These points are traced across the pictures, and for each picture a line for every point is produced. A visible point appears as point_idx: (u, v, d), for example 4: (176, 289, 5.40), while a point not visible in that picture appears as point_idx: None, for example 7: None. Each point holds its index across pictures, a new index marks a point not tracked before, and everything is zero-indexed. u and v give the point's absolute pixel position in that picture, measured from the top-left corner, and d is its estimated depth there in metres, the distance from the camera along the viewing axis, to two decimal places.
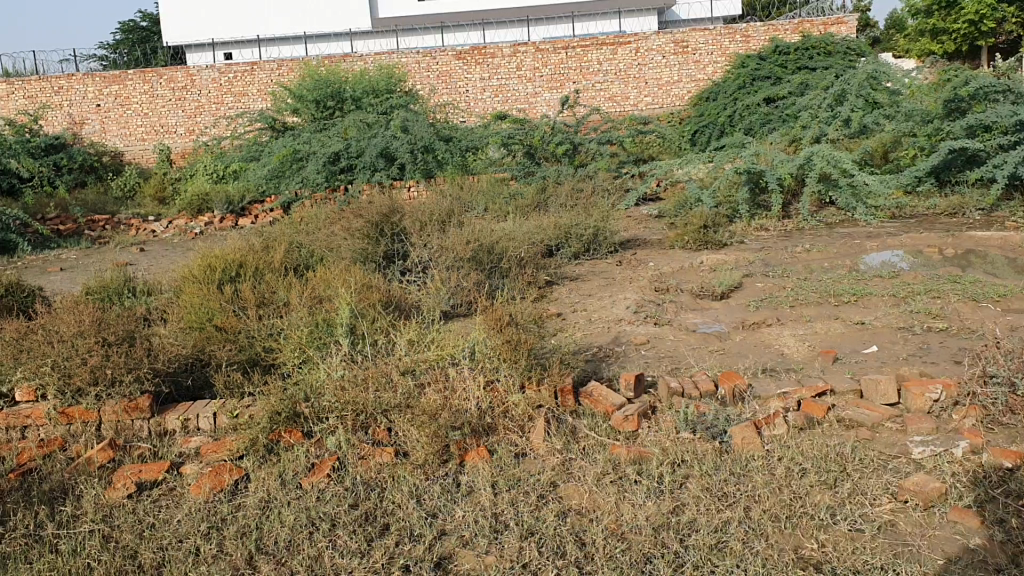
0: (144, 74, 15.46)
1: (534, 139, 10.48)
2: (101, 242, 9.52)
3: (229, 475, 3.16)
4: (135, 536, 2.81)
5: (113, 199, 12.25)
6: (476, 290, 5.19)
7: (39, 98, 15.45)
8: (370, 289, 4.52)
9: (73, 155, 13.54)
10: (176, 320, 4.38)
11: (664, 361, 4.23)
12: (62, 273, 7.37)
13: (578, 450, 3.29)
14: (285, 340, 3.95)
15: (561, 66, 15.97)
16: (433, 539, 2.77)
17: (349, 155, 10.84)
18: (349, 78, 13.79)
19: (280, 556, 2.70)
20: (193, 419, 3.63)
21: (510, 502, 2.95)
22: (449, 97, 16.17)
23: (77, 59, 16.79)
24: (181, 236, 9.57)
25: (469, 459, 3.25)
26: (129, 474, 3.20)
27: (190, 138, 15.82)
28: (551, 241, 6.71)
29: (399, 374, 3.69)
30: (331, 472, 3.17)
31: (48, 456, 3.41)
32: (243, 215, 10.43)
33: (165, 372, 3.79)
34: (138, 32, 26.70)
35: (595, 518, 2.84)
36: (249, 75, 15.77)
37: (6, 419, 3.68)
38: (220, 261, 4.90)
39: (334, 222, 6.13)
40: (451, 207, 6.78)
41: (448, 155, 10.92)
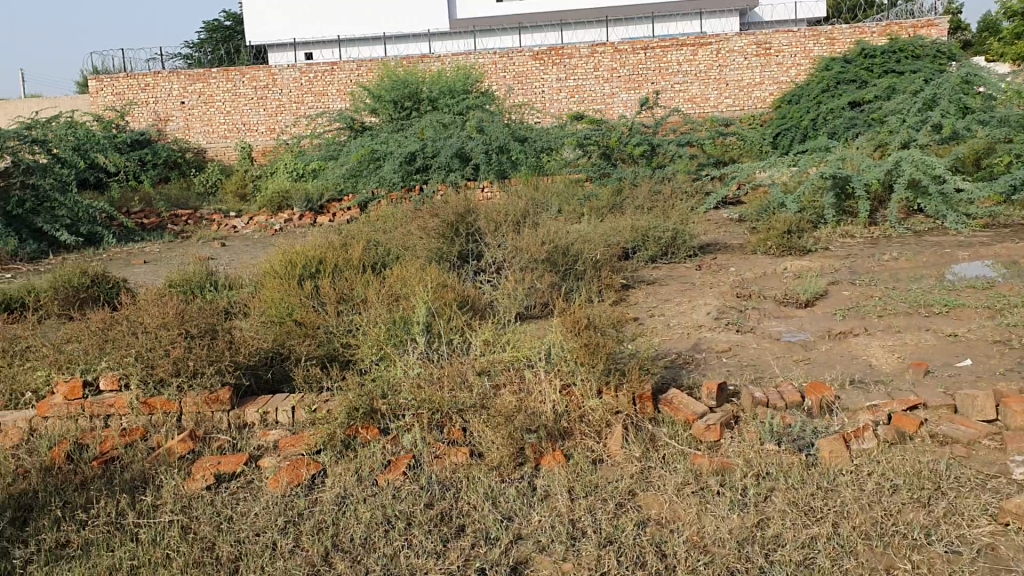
0: (228, 73, 15.78)
1: (610, 140, 10.46)
2: (183, 235, 9.77)
3: (306, 469, 3.16)
4: (214, 528, 2.82)
5: (195, 195, 12.54)
6: (553, 292, 5.14)
7: (127, 95, 15.97)
8: (447, 287, 4.50)
9: (158, 150, 13.86)
10: (257, 315, 4.46)
11: (747, 370, 4.12)
12: (145, 264, 7.58)
13: (657, 459, 3.21)
14: (363, 337, 3.97)
15: (639, 66, 15.84)
16: (509, 542, 2.72)
17: (425, 155, 10.90)
18: (427, 78, 13.86)
19: (356, 554, 2.67)
20: (271, 412, 3.65)
21: (589, 508, 2.88)
22: (524, 98, 16.20)
23: (165, 57, 17.30)
24: (261, 232, 9.73)
25: (545, 463, 3.19)
26: (208, 465, 3.23)
27: (271, 136, 16.07)
28: (628, 243, 6.64)
29: (475, 374, 3.65)
30: (407, 470, 3.15)
31: (130, 445, 3.45)
32: (321, 212, 10.57)
33: (246, 365, 3.83)
34: (221, 31, 27.49)
35: (675, 529, 2.76)
36: (329, 74, 15.85)
37: (90, 408, 3.74)
38: (300, 258, 4.97)
39: (411, 221, 6.14)
40: (527, 208, 6.75)
41: (524, 156, 10.90)
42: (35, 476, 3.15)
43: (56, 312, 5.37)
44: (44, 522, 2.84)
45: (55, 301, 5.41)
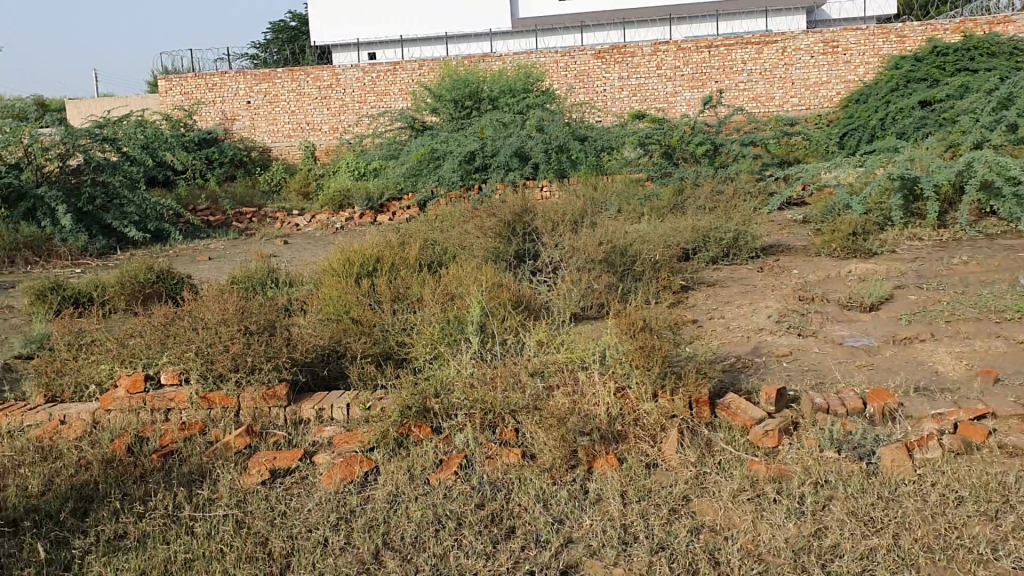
0: (293, 73, 16.01)
1: (671, 139, 10.31)
2: (248, 232, 9.94)
3: (359, 466, 3.18)
4: (267, 523, 2.85)
5: (260, 193, 12.77)
6: (610, 292, 5.10)
7: (195, 94, 16.35)
8: (502, 288, 4.50)
9: (224, 149, 14.17)
10: (315, 313, 4.52)
11: (807, 375, 4.03)
12: (210, 261, 7.73)
13: (712, 464, 3.16)
14: (417, 336, 3.98)
15: (702, 65, 15.66)
16: (559, 546, 2.69)
17: (484, 155, 10.93)
18: (488, 78, 13.89)
19: (406, 553, 2.67)
20: (327, 409, 3.68)
21: (641, 513, 2.84)
22: (585, 97, 16.14)
23: (232, 57, 17.67)
24: (323, 231, 9.85)
25: (598, 466, 3.16)
26: (264, 461, 3.27)
27: (334, 135, 16.25)
28: (688, 244, 6.55)
29: (528, 375, 3.63)
30: (459, 469, 3.14)
31: (189, 439, 3.51)
32: (381, 211, 10.67)
33: (303, 361, 3.87)
34: (287, 32, 28.02)
35: (729, 536, 2.70)
36: (392, 74, 15.96)
37: (152, 401, 3.77)
38: (358, 256, 5.02)
39: (468, 220, 6.16)
40: (586, 207, 6.71)
41: (583, 155, 10.86)
42: (96, 467, 3.22)
43: (122, 307, 5.50)
44: (104, 513, 2.90)
45: (121, 295, 5.54)
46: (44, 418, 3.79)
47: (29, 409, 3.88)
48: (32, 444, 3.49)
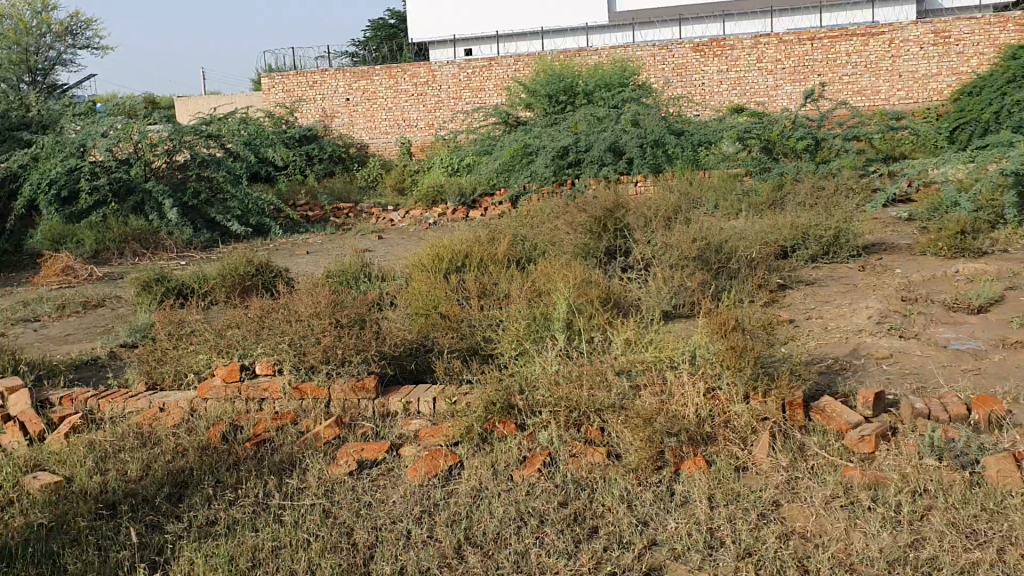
0: (390, 70, 16.23)
1: (771, 134, 10.16)
2: (344, 227, 10.14)
3: (444, 460, 3.19)
4: (352, 513, 2.89)
5: (357, 188, 13.01)
6: (702, 290, 5.01)
7: (296, 92, 16.81)
8: (590, 285, 4.48)
9: (323, 146, 14.53)
10: (405, 308, 4.58)
11: (908, 378, 3.87)
12: (307, 255, 7.91)
13: (805, 469, 3.06)
14: (504, 332, 3.99)
15: (805, 58, 15.24)
16: (643, 548, 2.65)
17: (578, 150, 10.89)
18: (583, 72, 13.83)
19: (488, 549, 2.67)
20: (414, 403, 3.71)
21: (728, 518, 2.77)
22: (683, 91, 15.87)
23: (332, 56, 18.09)
24: (416, 226, 9.96)
25: (685, 468, 3.10)
26: (351, 451, 3.32)
27: (430, 131, 16.41)
28: (786, 241, 6.37)
29: (615, 374, 3.59)
30: (543, 467, 3.13)
31: (281, 428, 3.59)
32: (474, 207, 10.75)
33: (391, 355, 3.92)
34: (386, 30, 28.55)
35: (820, 544, 2.61)
36: (487, 70, 16.00)
37: (246, 391, 3.88)
38: (449, 252, 5.07)
39: (559, 216, 6.15)
40: (680, 203, 6.60)
41: (680, 150, 10.71)
42: (192, 454, 3.33)
43: (222, 299, 5.68)
44: (197, 499, 2.99)
45: (221, 288, 5.72)
46: (145, 405, 3.93)
47: (132, 396, 4.02)
48: (133, 430, 3.62)
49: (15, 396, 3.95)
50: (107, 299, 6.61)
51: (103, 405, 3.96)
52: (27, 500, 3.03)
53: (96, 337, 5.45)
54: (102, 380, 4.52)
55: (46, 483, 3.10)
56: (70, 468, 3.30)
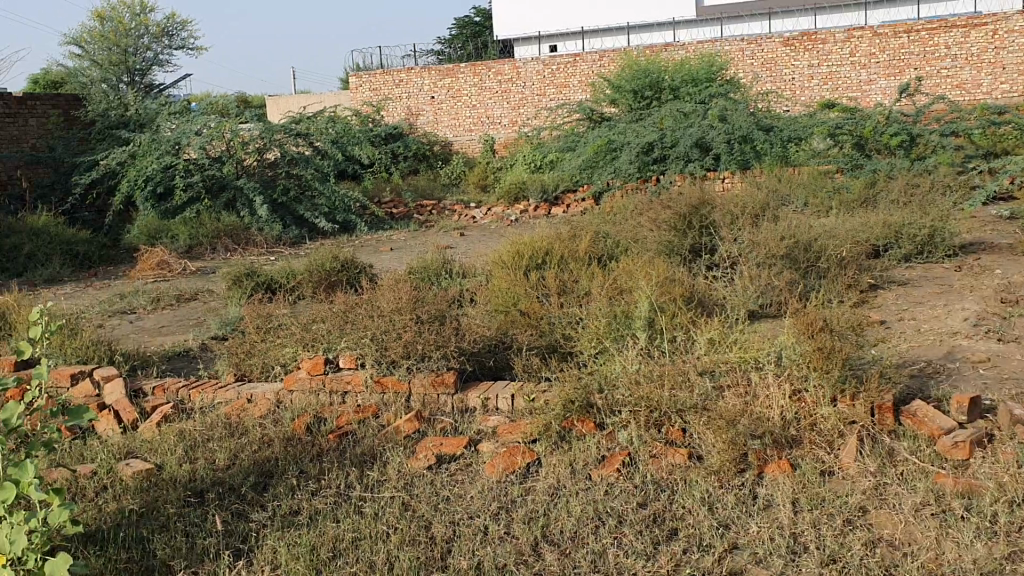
0: (475, 68, 16.33)
1: (864, 129, 9.88)
2: (428, 224, 10.24)
3: (522, 457, 3.19)
4: (431, 507, 2.91)
5: (440, 185, 13.14)
6: (789, 289, 4.90)
7: (383, 91, 17.12)
8: (673, 282, 4.42)
9: (409, 143, 14.74)
10: (486, 305, 4.60)
11: (1007, 384, 3.71)
12: (392, 251, 8.02)
13: (894, 475, 2.95)
14: (584, 330, 3.97)
15: (901, 51, 14.76)
16: (724, 551, 2.60)
17: (663, 146, 10.78)
18: (669, 67, 13.66)
19: (565, 547, 2.65)
20: (492, 399, 3.72)
21: (812, 523, 2.70)
22: (773, 86, 15.59)
23: (419, 55, 18.35)
24: (499, 223, 10.00)
25: (768, 471, 3.03)
26: (431, 446, 3.34)
27: (514, 128, 16.44)
28: (878, 240, 6.18)
29: (698, 374, 3.53)
30: (622, 466, 3.10)
31: (362, 421, 3.64)
32: (557, 204, 10.76)
33: (470, 351, 3.94)
34: (472, 28, 28.82)
35: (909, 553, 2.52)
36: (572, 66, 15.89)
37: (329, 383, 3.94)
38: (530, 250, 5.08)
39: (642, 213, 6.10)
40: (767, 199, 6.47)
41: (768, 146, 10.49)
42: (277, 445, 3.40)
43: (308, 293, 5.80)
44: (281, 488, 3.05)
45: (308, 283, 5.83)
46: (233, 396, 4.03)
47: (220, 387, 4.13)
48: (221, 420, 3.72)
49: (111, 384, 4.09)
50: (200, 293, 6.81)
51: (193, 395, 4.08)
52: (120, 486, 3.14)
53: (189, 330, 5.62)
54: (193, 371, 4.65)
55: (138, 470, 3.21)
56: (161, 456, 3.41)
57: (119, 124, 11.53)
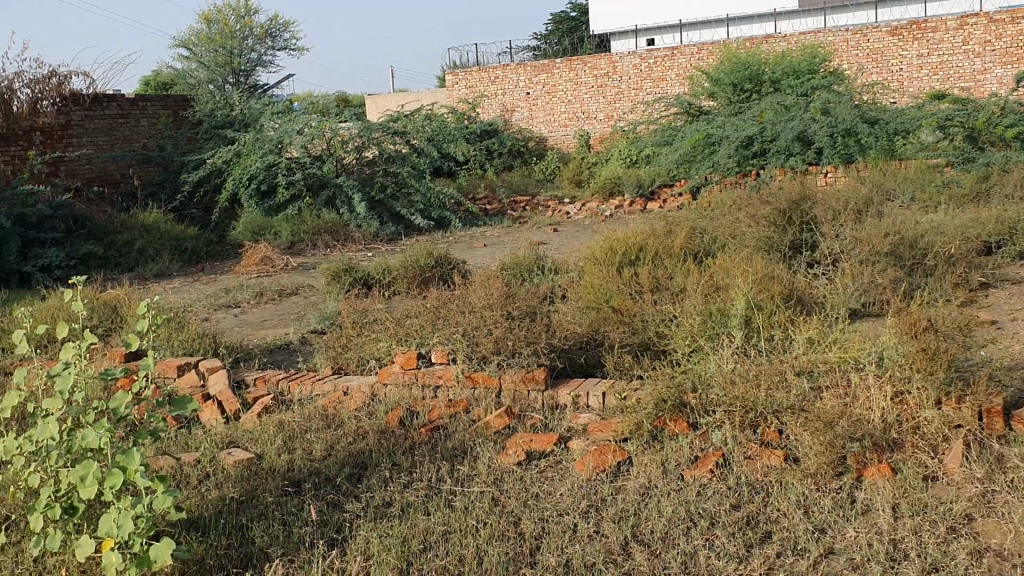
0: (571, 63, 16.31)
1: (976, 121, 9.48)
2: (522, 220, 10.27)
3: (612, 456, 3.17)
4: (520, 503, 2.92)
5: (535, 181, 13.17)
6: (894, 287, 4.73)
7: (478, 88, 17.31)
8: (771, 280, 4.32)
9: (504, 140, 14.84)
10: (579, 302, 4.59)
11: None
12: (485, 247, 8.07)
13: (1003, 482, 2.82)
14: (677, 328, 3.92)
15: (1019, 38, 14.10)
16: (819, 556, 2.52)
17: (762, 139, 10.56)
18: (770, 59, 13.35)
19: (655, 547, 2.62)
20: (583, 396, 3.70)
21: (914, 529, 2.60)
22: (878, 77, 15.12)
23: (514, 51, 18.46)
24: (593, 218, 9.96)
25: (868, 475, 2.93)
26: (521, 442, 3.35)
27: (609, 123, 16.29)
28: (990, 237, 5.91)
29: (795, 374, 3.44)
30: (715, 467, 3.04)
31: (454, 416, 3.68)
32: (653, 199, 10.66)
33: (561, 348, 3.93)
34: (568, 23, 28.84)
35: (1019, 564, 2.41)
36: (670, 59, 15.70)
37: (422, 377, 3.99)
38: (623, 246, 5.05)
39: (739, 208, 5.99)
40: (870, 194, 6.26)
41: (873, 139, 10.18)
42: (371, 437, 3.46)
43: (403, 288, 5.89)
44: (374, 480, 3.11)
45: (403, 278, 5.92)
46: (329, 388, 4.13)
47: (318, 379, 4.23)
48: (318, 412, 3.81)
49: (214, 375, 4.24)
50: (300, 288, 6.99)
51: (292, 387, 4.19)
52: (221, 474, 3.25)
53: (289, 324, 5.77)
54: (293, 363, 4.78)
55: (239, 460, 3.31)
56: (261, 446, 3.51)
57: (225, 124, 11.91)
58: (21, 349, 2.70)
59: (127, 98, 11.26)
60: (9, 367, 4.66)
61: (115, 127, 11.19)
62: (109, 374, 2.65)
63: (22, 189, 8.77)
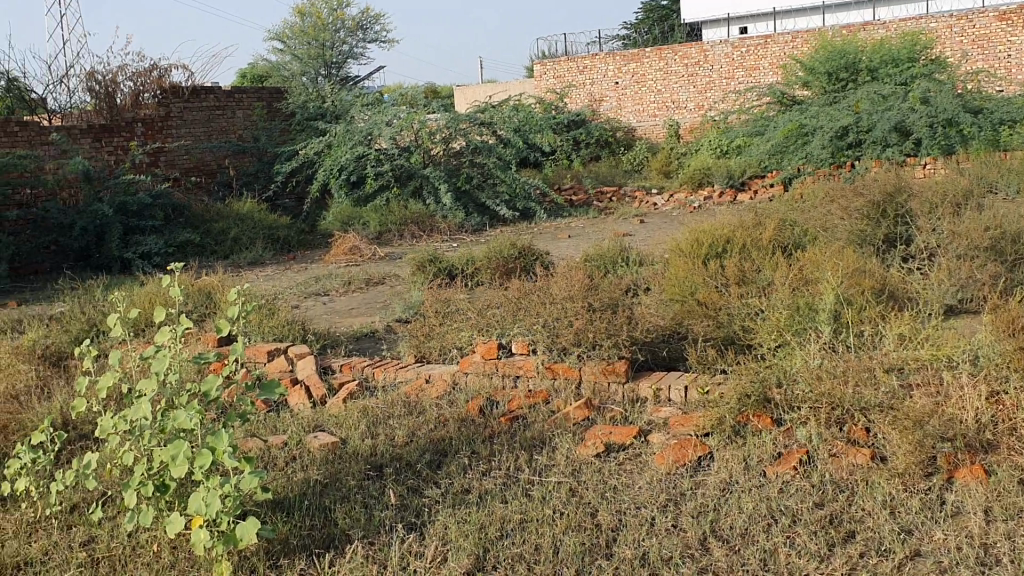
0: (661, 52, 16.14)
1: None
2: (608, 212, 10.22)
3: (693, 450, 3.14)
4: (598, 495, 2.91)
5: (622, 172, 13.08)
6: (993, 284, 4.54)
7: (566, 77, 17.29)
8: (862, 274, 4.21)
9: (591, 130, 14.79)
10: (663, 293, 4.57)
11: None
12: (570, 238, 8.06)
13: None
14: (762, 322, 3.86)
15: None
16: (905, 558, 2.45)
17: (858, 130, 10.27)
18: (868, 47, 12.95)
19: (734, 543, 2.59)
20: (664, 390, 3.67)
21: (1007, 535, 2.50)
22: (985, 64, 14.48)
23: (603, 41, 18.38)
24: (681, 209, 9.86)
25: (959, 477, 2.83)
26: (600, 434, 3.35)
27: (699, 112, 16.03)
28: None
29: (884, 371, 3.34)
30: (798, 465, 2.99)
31: (534, 406, 3.69)
32: (743, 190, 10.49)
33: (643, 341, 3.91)
34: (659, 11, 28.54)
35: None
36: (763, 48, 15.43)
37: (503, 367, 4.02)
38: (708, 238, 5.00)
39: (831, 200, 5.84)
40: (971, 185, 6.02)
41: (976, 130, 9.89)
42: (451, 425, 3.50)
43: (487, 278, 5.95)
44: (454, 467, 3.14)
45: (487, 268, 5.97)
46: (412, 376, 4.19)
47: (402, 366, 4.30)
48: (401, 399, 3.87)
49: (302, 361, 4.35)
50: (386, 277, 7.11)
51: (376, 373, 4.27)
52: (308, 457, 3.33)
53: (375, 312, 5.87)
54: (378, 351, 4.86)
55: (324, 444, 3.39)
56: (346, 430, 3.58)
57: (317, 116, 12.16)
58: (119, 331, 2.82)
59: (224, 90, 11.60)
60: (109, 349, 4.86)
61: (212, 119, 11.54)
62: (202, 357, 2.74)
63: (124, 178, 9.13)
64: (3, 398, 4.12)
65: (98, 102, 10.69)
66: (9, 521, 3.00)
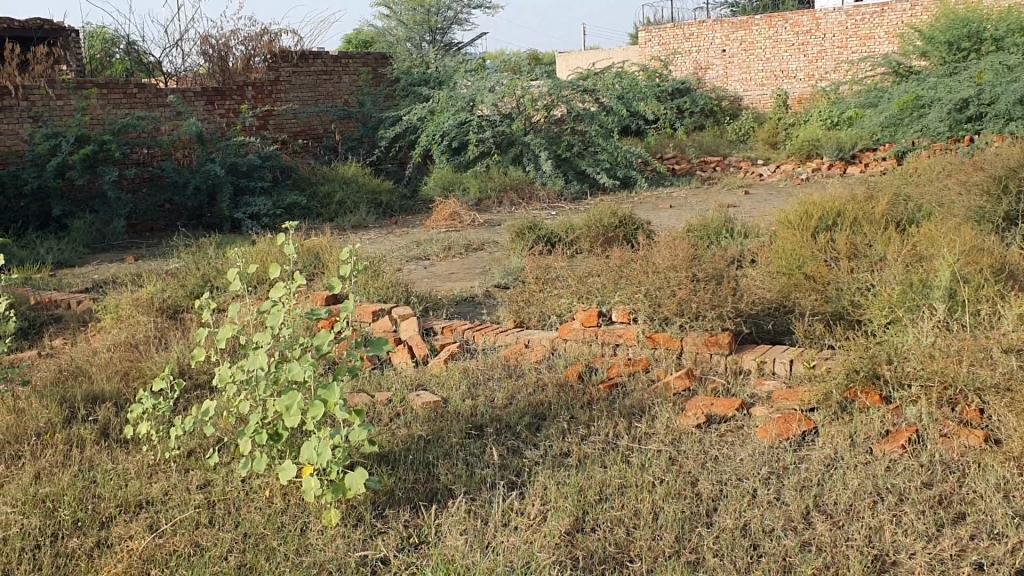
0: (771, 19, 15.74)
1: None
2: (711, 182, 10.08)
3: (797, 425, 3.10)
4: (698, 465, 2.91)
5: (728, 142, 12.85)
6: None
7: (672, 45, 16.99)
8: (980, 251, 4.05)
9: (696, 99, 14.56)
10: (770, 265, 4.52)
11: None
12: (672, 208, 7.96)
13: None
14: (873, 298, 3.75)
15: None
16: (1019, 542, 2.38)
17: (980, 102, 9.84)
18: (994, 15, 12.31)
19: (838, 518, 2.56)
20: (768, 362, 3.64)
21: None
22: None
23: (711, 8, 18.01)
24: (788, 180, 9.65)
25: None
26: (702, 405, 3.34)
27: (810, 83, 15.56)
28: None
29: (1004, 350, 3.09)
30: (907, 443, 2.92)
31: (633, 374, 3.71)
32: (853, 162, 10.19)
33: (747, 313, 3.86)
34: None
35: None
36: (879, 16, 14.84)
37: (603, 335, 4.05)
38: (818, 209, 4.92)
39: (950, 174, 5.64)
40: None
41: None
42: (551, 390, 3.54)
43: (587, 246, 5.95)
44: (553, 430, 3.18)
45: (587, 235, 5.97)
46: (512, 340, 4.24)
47: (502, 331, 4.36)
48: (501, 361, 3.94)
49: (406, 322, 4.44)
50: (487, 243, 7.17)
51: (476, 337, 4.34)
52: (411, 414, 3.41)
53: (475, 277, 5.94)
54: (478, 315, 4.93)
55: (427, 402, 3.46)
56: (447, 390, 3.65)
57: (421, 82, 12.28)
58: (237, 285, 2.91)
59: (331, 56, 11.80)
60: (223, 303, 5.07)
61: (320, 83, 11.76)
62: (314, 315, 2.82)
63: (235, 140, 9.41)
64: (124, 347, 4.34)
65: (211, 65, 11.10)
66: (132, 461, 3.17)
